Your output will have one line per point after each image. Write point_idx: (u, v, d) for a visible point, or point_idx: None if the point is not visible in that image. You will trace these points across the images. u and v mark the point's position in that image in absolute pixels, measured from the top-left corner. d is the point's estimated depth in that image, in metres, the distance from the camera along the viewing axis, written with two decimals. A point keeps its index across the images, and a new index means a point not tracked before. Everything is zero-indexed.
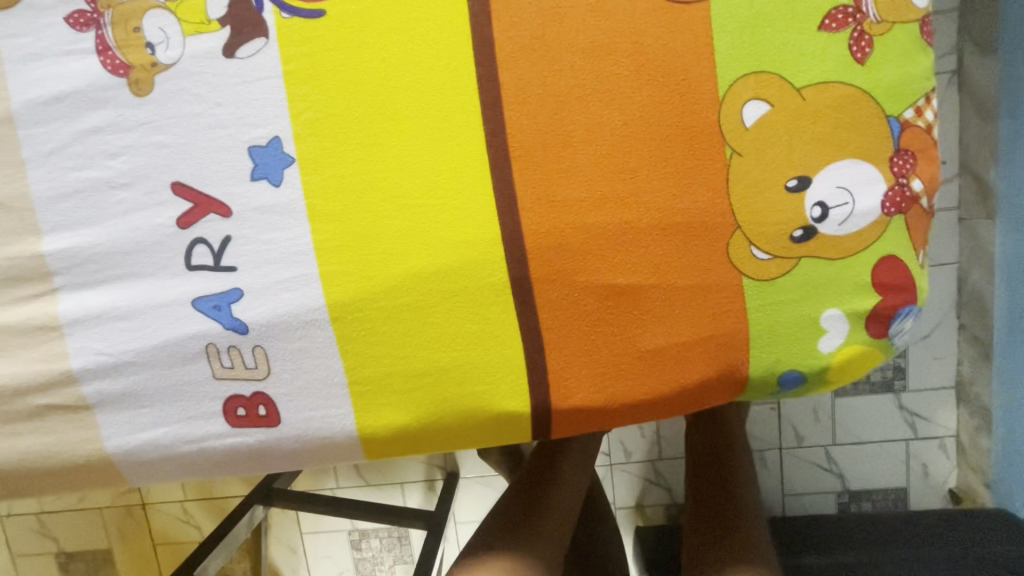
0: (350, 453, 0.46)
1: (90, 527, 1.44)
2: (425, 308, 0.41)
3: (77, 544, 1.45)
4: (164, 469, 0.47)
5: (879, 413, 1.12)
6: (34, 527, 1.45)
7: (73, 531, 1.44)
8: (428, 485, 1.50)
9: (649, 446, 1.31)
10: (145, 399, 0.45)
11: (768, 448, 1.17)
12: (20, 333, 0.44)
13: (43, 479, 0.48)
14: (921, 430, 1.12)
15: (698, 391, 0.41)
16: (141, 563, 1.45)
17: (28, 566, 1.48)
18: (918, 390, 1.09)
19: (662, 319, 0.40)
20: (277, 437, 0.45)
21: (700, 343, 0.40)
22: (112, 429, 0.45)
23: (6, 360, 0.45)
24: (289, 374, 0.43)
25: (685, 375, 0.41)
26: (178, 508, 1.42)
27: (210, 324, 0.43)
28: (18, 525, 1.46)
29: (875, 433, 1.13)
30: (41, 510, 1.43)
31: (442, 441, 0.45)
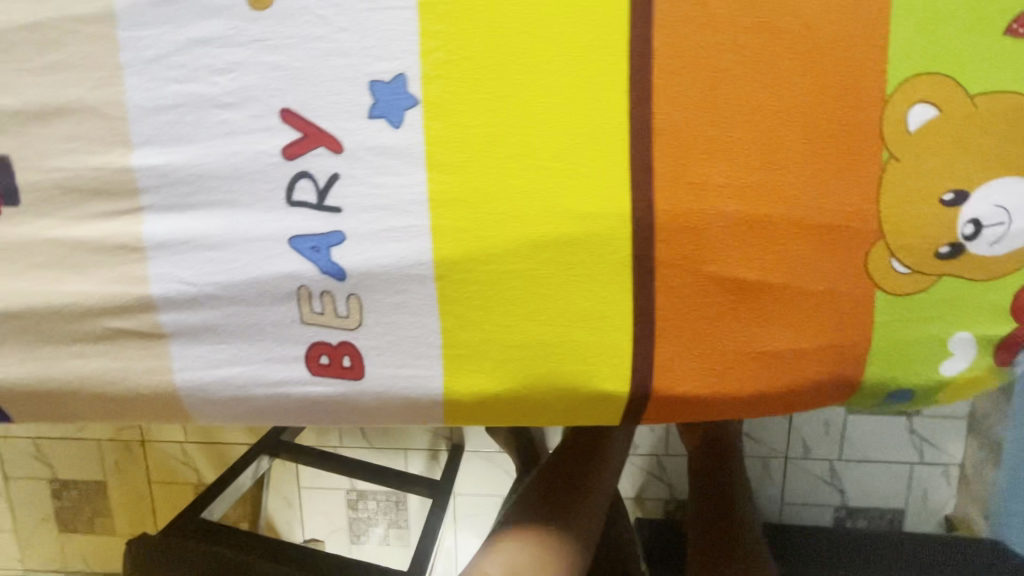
0: (428, 415, 0.44)
1: (87, 457, 1.42)
2: (538, 277, 0.39)
3: (72, 472, 1.44)
4: (231, 409, 0.45)
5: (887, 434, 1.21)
6: (29, 451, 1.43)
7: (70, 458, 1.43)
8: (431, 454, 1.50)
9: (657, 441, 1.32)
10: (224, 335, 0.43)
11: (776, 455, 1.24)
12: (97, 252, 0.42)
13: (104, 405, 0.46)
14: (928, 456, 1.21)
15: (803, 399, 0.40)
16: (135, 498, 1.45)
17: (20, 488, 1.46)
18: (929, 417, 1.19)
19: (783, 321, 0.38)
20: (357, 391, 0.43)
21: (818, 351, 0.38)
22: (186, 362, 0.43)
23: (78, 279, 0.42)
24: (382, 328, 0.41)
25: (794, 382, 0.39)
26: (178, 448, 1.41)
27: (304, 266, 0.40)
28: (13, 447, 1.44)
29: (880, 453, 1.22)
30: (38, 435, 1.41)
31: (527, 416, 0.44)
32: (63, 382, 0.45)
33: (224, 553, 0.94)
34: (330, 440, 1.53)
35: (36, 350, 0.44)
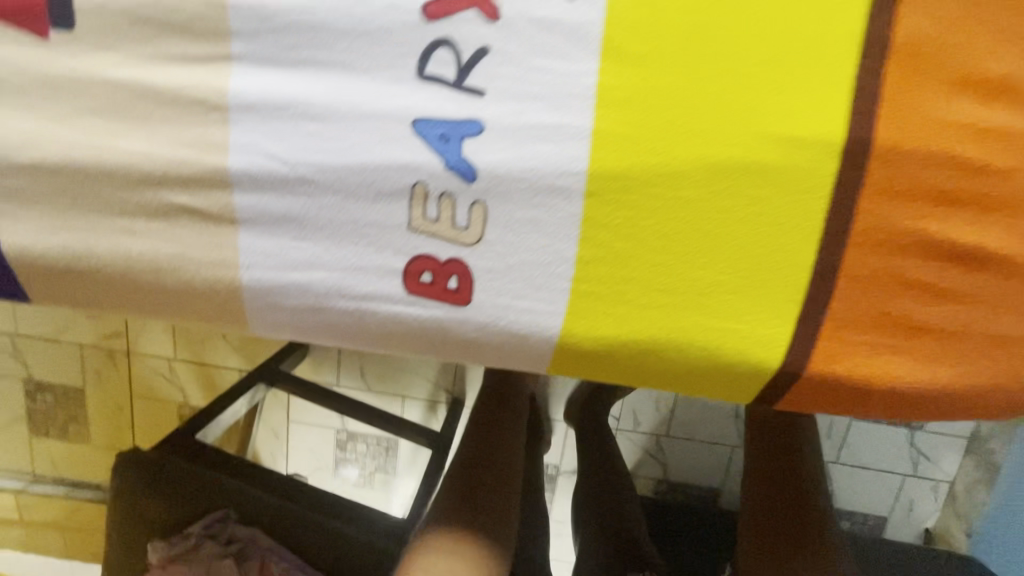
0: (530, 360, 0.38)
1: (68, 362, 1.33)
2: (708, 212, 0.32)
3: (50, 376, 1.35)
4: (297, 323, 0.38)
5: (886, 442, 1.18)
6: (6, 347, 1.34)
7: (49, 361, 1.34)
8: (430, 407, 1.35)
9: (660, 421, 1.21)
10: (308, 232, 0.35)
11: None
12: (165, 102, 0.34)
13: (142, 294, 0.38)
14: (921, 469, 1.19)
15: (972, 399, 0.35)
16: (114, 411, 1.37)
17: None
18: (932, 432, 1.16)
19: (980, 302, 0.33)
20: (455, 319, 0.37)
21: (1007, 343, 0.34)
22: (256, 257, 0.36)
23: (137, 133, 0.34)
24: (505, 248, 0.35)
25: (973, 376, 0.34)
26: (164, 364, 1.32)
27: (425, 159, 0.33)
28: None
29: (873, 460, 1.20)
30: (17, 332, 1.32)
31: (646, 376, 0.37)
32: (100, 260, 0.37)
33: (228, 484, 0.88)
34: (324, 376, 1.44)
35: (70, 216, 0.36)
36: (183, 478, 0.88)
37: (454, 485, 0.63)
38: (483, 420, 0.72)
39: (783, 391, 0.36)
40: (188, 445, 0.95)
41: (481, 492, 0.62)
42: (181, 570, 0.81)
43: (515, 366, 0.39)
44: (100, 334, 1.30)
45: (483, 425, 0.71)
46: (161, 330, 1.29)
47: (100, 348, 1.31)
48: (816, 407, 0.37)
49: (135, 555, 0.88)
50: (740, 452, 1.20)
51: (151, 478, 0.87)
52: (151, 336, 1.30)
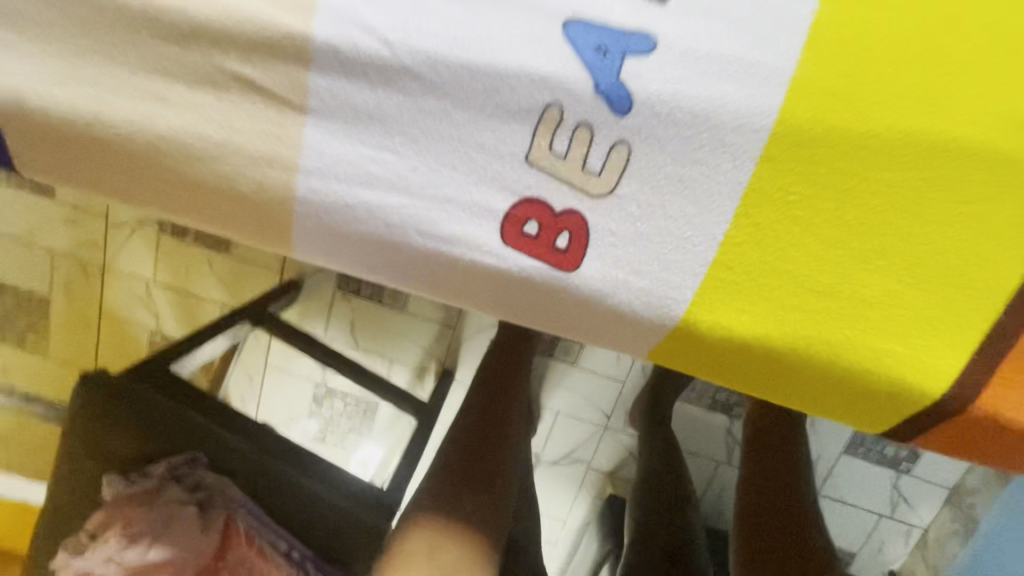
0: (625, 339, 0.31)
1: (31, 267, 1.18)
2: (906, 204, 0.26)
3: (9, 279, 1.19)
4: (354, 249, 0.31)
5: (872, 480, 0.90)
6: None
7: (9, 263, 1.18)
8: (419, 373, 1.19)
9: None
10: (396, 143, 0.28)
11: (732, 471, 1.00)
12: None
13: (166, 180, 0.30)
14: (899, 512, 0.91)
15: None
16: (78, 329, 1.23)
17: None
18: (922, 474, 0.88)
19: None
20: (552, 285, 0.30)
21: None
22: (322, 162, 0.28)
23: None
24: (637, 206, 0.27)
25: None
26: (141, 287, 1.19)
27: (570, 76, 0.25)
28: None
29: (853, 495, 0.92)
30: None
31: (763, 389, 0.31)
32: (116, 132, 0.29)
33: (197, 421, 0.77)
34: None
35: (92, 67, 0.28)
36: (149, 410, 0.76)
37: (452, 455, 0.53)
38: (485, 390, 0.63)
39: (922, 426, 0.30)
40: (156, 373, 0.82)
41: (482, 466, 0.53)
42: (140, 510, 0.73)
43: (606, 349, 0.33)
44: (75, 241, 1.16)
45: (487, 394, 0.62)
46: (144, 248, 1.16)
47: (74, 259, 1.17)
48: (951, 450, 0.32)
49: (86, 483, 0.78)
50: (726, 470, 1.01)
51: (111, 404, 0.75)
52: (132, 254, 1.16)
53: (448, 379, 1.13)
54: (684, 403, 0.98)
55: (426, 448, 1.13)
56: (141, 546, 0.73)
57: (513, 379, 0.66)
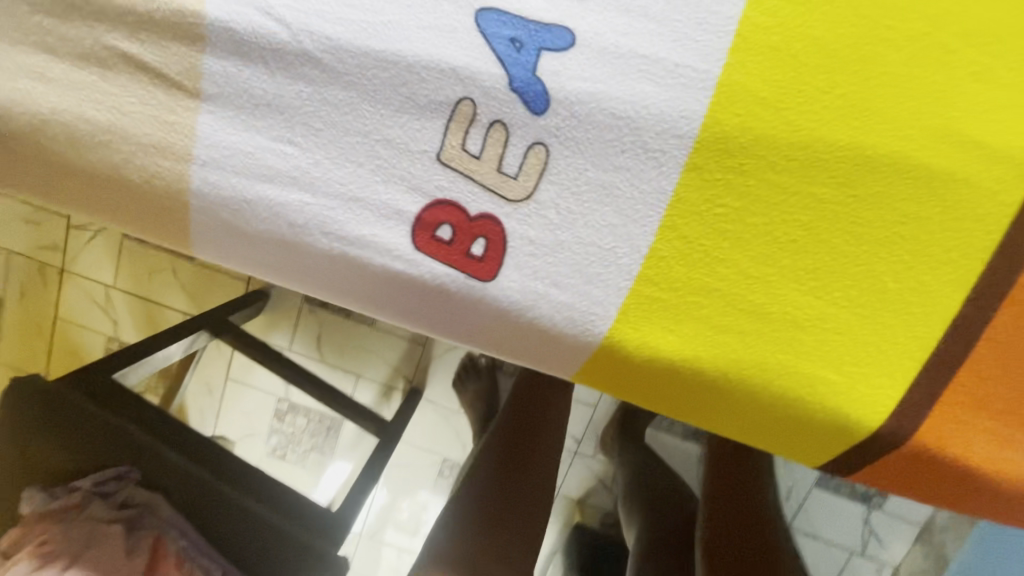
0: (553, 357, 0.29)
1: None
2: (839, 221, 0.24)
3: None
4: (259, 249, 0.29)
5: (845, 515, 0.84)
6: None
7: None
8: (385, 390, 1.08)
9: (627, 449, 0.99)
10: (297, 136, 0.26)
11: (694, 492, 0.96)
12: None
13: (59, 167, 0.28)
14: (870, 551, 0.85)
15: None
16: (29, 335, 1.14)
17: None
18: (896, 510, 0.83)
19: None
20: (472, 298, 0.28)
21: None
22: (221, 153, 0.26)
23: None
24: (557, 213, 0.25)
25: None
26: (99, 292, 1.10)
27: (480, 70, 0.24)
28: None
29: (826, 532, 0.85)
30: None
31: (697, 414, 0.30)
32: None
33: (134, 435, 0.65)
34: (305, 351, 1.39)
35: None
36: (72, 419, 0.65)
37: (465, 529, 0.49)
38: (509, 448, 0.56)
39: (862, 459, 0.29)
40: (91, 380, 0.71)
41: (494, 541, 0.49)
42: (53, 531, 0.63)
43: (540, 368, 0.31)
44: (35, 241, 1.09)
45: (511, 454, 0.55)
46: (105, 253, 1.08)
47: (30, 261, 1.10)
48: (901, 491, 0.29)
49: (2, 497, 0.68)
50: None
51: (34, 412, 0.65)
52: (93, 258, 1.08)
53: (419, 396, 1.02)
54: (655, 430, 0.92)
55: (391, 468, 1.08)
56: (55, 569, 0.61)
57: (541, 430, 0.58)
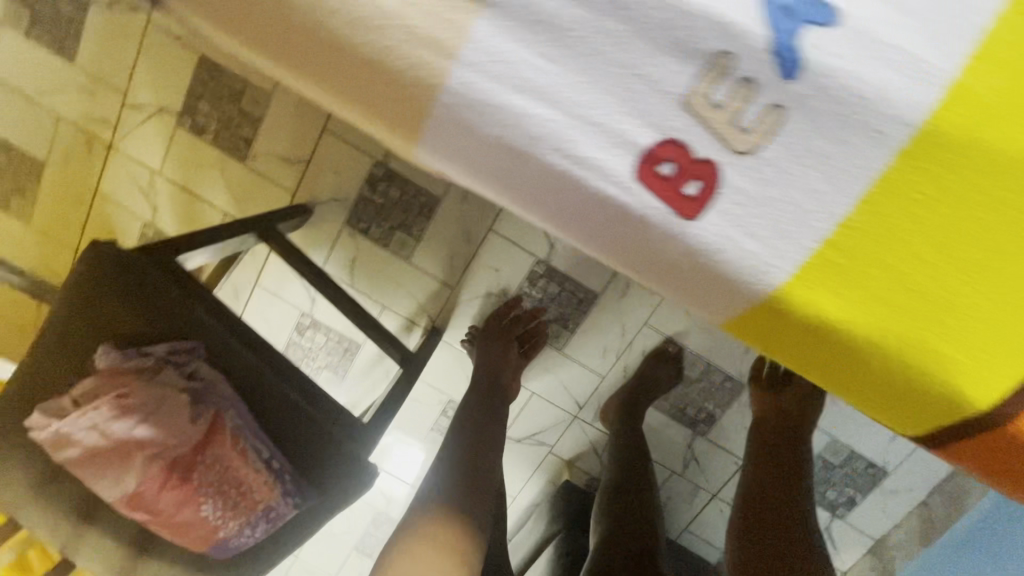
0: (715, 301, 0.33)
1: (78, 147, 1.43)
2: (1011, 221, 0.28)
3: (55, 149, 1.43)
4: (482, 150, 0.32)
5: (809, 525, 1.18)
6: (31, 96, 1.39)
7: (52, 132, 1.42)
8: None
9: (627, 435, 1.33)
10: (556, 55, 0.28)
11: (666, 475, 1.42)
12: None
13: (324, 50, 0.31)
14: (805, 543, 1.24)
15: None
16: (82, 197, 1.48)
17: (18, 130, 1.42)
18: None
19: None
20: (670, 236, 0.31)
21: None
22: (482, 58, 0.29)
23: None
24: (770, 172, 0.29)
25: None
26: (145, 174, 1.44)
27: (751, 29, 0.27)
28: (27, 83, 1.38)
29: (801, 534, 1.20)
30: (48, 92, 1.38)
31: (829, 373, 0.34)
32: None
33: (200, 318, 0.79)
34: (346, 273, 1.48)
35: None
36: (160, 298, 0.78)
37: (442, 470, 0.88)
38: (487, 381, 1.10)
39: (962, 438, 0.33)
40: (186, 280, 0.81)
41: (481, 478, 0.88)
42: (131, 387, 0.74)
43: (697, 310, 0.35)
44: (90, 109, 1.40)
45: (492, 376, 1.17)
46: (157, 138, 1.40)
47: (116, 148, 1.43)
48: (984, 470, 0.34)
49: (73, 356, 0.79)
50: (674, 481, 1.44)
51: (132, 293, 0.78)
52: (142, 138, 1.41)
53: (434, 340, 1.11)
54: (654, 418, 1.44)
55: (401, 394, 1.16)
56: (130, 421, 0.73)
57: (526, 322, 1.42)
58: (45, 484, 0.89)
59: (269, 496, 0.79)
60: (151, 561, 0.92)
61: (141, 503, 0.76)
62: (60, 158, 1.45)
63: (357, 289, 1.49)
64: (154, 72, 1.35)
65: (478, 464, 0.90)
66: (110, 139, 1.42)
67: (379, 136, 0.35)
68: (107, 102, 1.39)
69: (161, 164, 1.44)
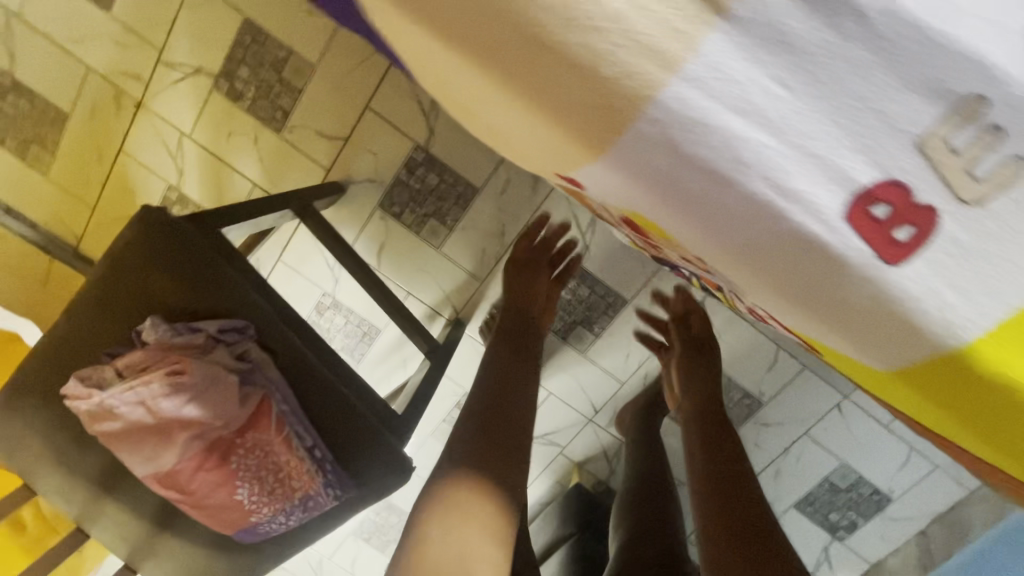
0: (890, 348, 0.32)
1: (105, 101, 1.37)
2: None
3: (82, 101, 1.37)
4: (677, 170, 0.30)
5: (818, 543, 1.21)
6: (59, 43, 1.32)
7: (78, 83, 1.36)
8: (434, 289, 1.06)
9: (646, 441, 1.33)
10: (794, 81, 0.26)
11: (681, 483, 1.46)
12: None
13: (528, 47, 0.28)
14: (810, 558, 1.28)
15: None
16: (103, 152, 1.42)
17: (41, 76, 1.36)
18: None
19: None
20: (867, 279, 0.30)
21: None
22: (710, 76, 0.27)
23: None
24: (992, 225, 0.28)
25: None
26: (173, 135, 1.39)
27: (1013, 77, 0.25)
28: (55, 29, 1.31)
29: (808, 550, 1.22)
30: (79, 40, 1.32)
31: (986, 429, 0.34)
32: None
33: (255, 301, 0.76)
34: (373, 256, 1.45)
35: None
36: (216, 276, 0.75)
37: (464, 429, 0.77)
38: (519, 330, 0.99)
39: None
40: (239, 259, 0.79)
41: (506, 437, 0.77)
42: (182, 363, 0.70)
43: (862, 353, 0.34)
44: (119, 62, 1.33)
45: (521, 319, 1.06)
46: (189, 99, 1.35)
47: (142, 106, 1.37)
48: None
49: (118, 325, 0.76)
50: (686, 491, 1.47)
51: (186, 266, 0.75)
52: (173, 99, 1.35)
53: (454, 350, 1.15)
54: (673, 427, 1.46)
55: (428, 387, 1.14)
56: (180, 399, 0.70)
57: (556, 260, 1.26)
58: (65, 454, 0.85)
59: (309, 484, 0.77)
60: (171, 539, 0.89)
61: (173, 483, 0.73)
62: (84, 110, 1.38)
63: (384, 274, 1.46)
64: (194, 30, 1.29)
65: (502, 413, 0.79)
66: (140, 96, 1.36)
67: (547, 144, 0.33)
68: (141, 56, 1.32)
69: (190, 127, 1.38)
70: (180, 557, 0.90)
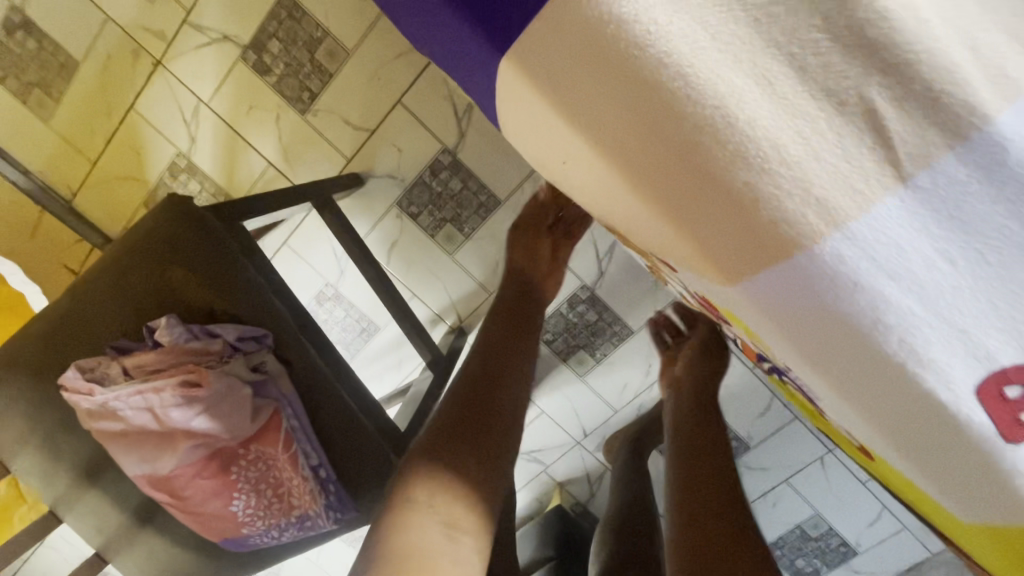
0: (976, 507, 0.31)
1: (119, 54, 1.28)
2: None
3: (93, 49, 1.27)
4: (809, 313, 0.27)
5: None
6: None
7: (92, 29, 1.25)
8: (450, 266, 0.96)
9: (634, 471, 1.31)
10: (959, 257, 0.25)
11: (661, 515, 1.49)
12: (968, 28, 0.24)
13: (686, 170, 0.27)
14: None
15: None
16: (111, 107, 1.33)
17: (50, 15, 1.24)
18: None
19: None
20: (984, 456, 0.28)
21: None
22: (872, 234, 0.25)
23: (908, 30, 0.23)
24: None
25: None
26: (188, 100, 1.31)
27: None
28: None
29: None
30: None
31: None
32: (670, 72, 0.26)
33: (279, 311, 0.75)
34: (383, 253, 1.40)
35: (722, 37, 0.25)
36: (241, 281, 0.73)
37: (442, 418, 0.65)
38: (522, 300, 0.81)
39: None
40: (264, 260, 0.76)
41: (490, 427, 0.65)
42: (194, 371, 0.67)
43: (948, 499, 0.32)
44: (141, 15, 1.24)
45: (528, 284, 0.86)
46: (212, 66, 1.27)
47: (160, 65, 1.28)
48: None
49: (129, 318, 0.72)
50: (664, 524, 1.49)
51: (209, 263, 0.72)
52: (194, 64, 1.27)
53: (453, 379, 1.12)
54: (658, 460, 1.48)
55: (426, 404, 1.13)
56: (190, 410, 0.66)
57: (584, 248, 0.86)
58: (51, 438, 0.81)
59: (309, 504, 0.75)
60: (150, 537, 0.85)
61: (166, 487, 0.69)
62: (93, 61, 1.28)
63: (392, 271, 1.42)
64: None
65: (483, 405, 0.66)
66: (159, 56, 1.27)
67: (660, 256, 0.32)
68: (165, 13, 1.24)
69: (208, 94, 1.30)
70: (157, 556, 0.86)
